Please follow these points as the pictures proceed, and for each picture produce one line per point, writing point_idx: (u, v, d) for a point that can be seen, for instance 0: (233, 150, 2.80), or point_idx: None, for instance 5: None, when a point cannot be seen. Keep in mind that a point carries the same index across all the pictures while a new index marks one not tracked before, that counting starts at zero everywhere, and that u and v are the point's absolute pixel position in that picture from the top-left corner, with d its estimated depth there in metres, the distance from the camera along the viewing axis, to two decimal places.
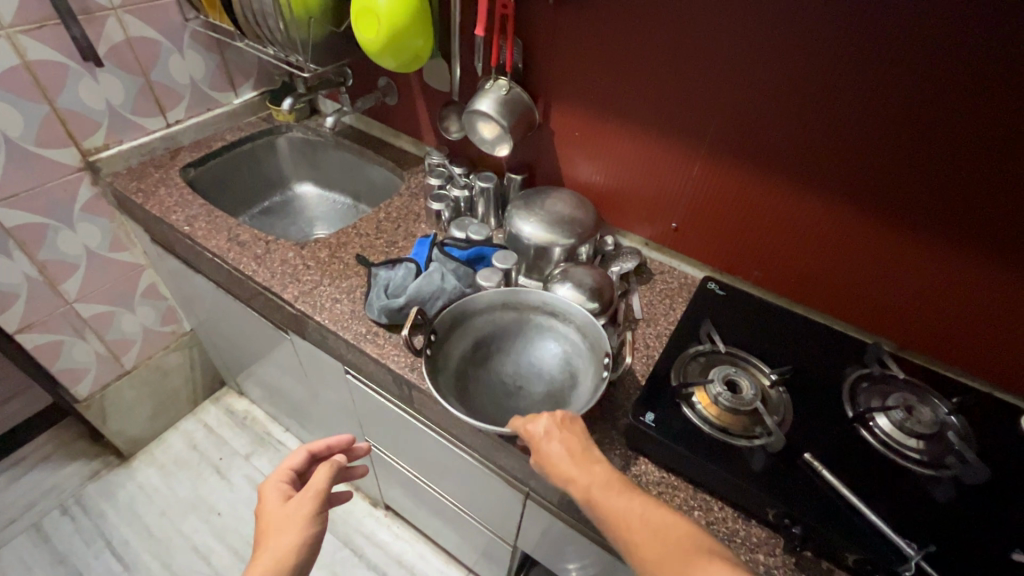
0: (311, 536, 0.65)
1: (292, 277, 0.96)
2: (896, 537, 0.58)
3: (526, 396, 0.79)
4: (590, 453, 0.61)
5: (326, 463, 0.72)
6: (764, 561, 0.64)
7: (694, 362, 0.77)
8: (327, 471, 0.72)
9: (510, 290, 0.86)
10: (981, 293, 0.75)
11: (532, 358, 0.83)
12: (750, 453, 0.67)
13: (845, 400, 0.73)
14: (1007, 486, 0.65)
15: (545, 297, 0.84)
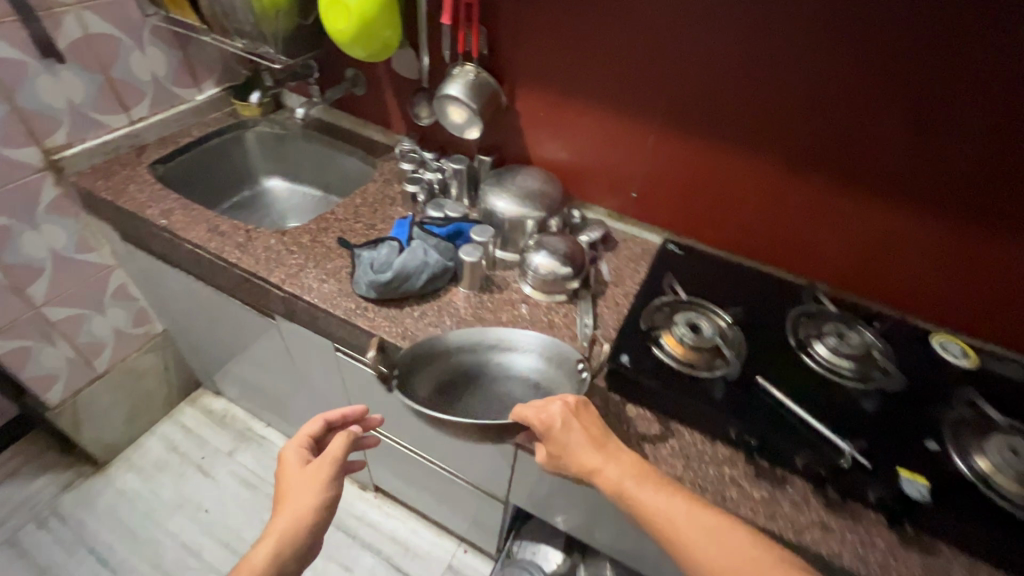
0: (326, 501, 0.70)
1: (277, 261, 0.99)
2: (835, 437, 0.69)
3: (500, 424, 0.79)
4: (607, 440, 0.69)
5: (343, 433, 0.75)
6: (730, 473, 0.73)
7: (660, 311, 0.86)
8: (343, 441, 0.74)
9: (471, 330, 0.87)
10: (892, 230, 0.88)
11: (502, 391, 0.84)
12: (712, 383, 0.77)
13: (788, 332, 0.84)
14: (922, 392, 0.77)
15: (505, 333, 0.87)
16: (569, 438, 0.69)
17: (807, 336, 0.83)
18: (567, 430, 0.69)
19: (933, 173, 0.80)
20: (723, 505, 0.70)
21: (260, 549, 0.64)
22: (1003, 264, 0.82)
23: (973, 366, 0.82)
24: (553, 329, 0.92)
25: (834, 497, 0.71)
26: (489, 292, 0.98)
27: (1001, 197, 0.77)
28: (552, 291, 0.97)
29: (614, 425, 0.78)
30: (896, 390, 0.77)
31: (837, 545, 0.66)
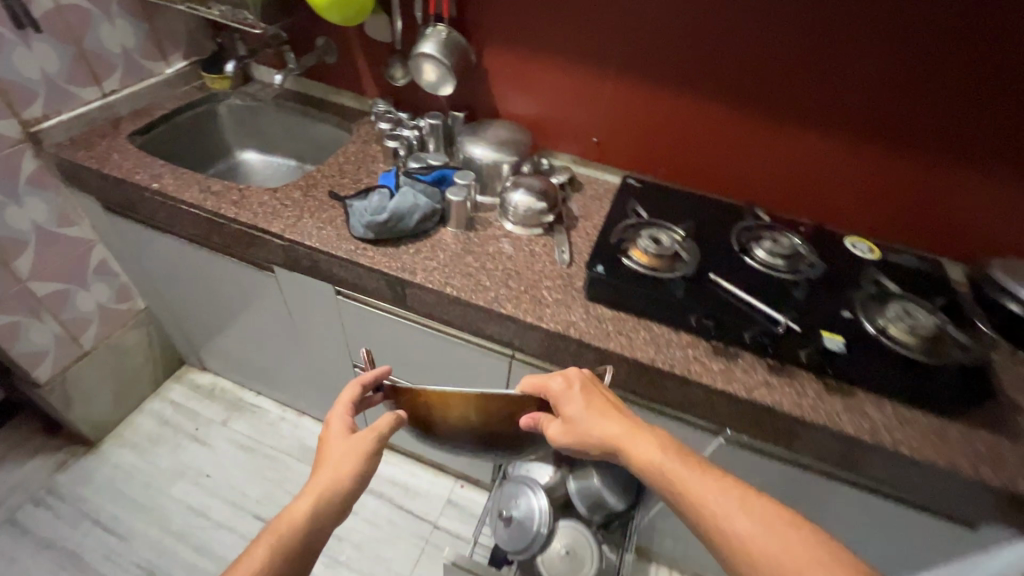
0: (363, 473, 0.70)
1: (274, 215, 1.06)
2: (773, 313, 0.86)
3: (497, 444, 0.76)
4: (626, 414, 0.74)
5: (392, 415, 0.73)
6: (694, 354, 0.88)
7: (627, 230, 1.00)
8: (391, 422, 0.73)
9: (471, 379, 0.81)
10: (813, 151, 1.05)
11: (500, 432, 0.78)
12: (673, 283, 0.91)
13: (732, 241, 1.00)
14: (837, 279, 0.95)
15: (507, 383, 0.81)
16: (581, 405, 0.72)
17: (747, 243, 1.00)
18: (579, 394, 0.73)
19: (841, 97, 0.97)
20: (688, 377, 0.85)
21: (301, 503, 0.66)
22: (897, 172, 1.01)
23: (877, 259, 1.01)
24: (535, 257, 1.04)
25: (774, 363, 0.87)
26: (473, 230, 1.09)
27: (895, 114, 0.95)
28: (531, 225, 1.09)
29: (595, 325, 0.92)
30: (818, 277, 0.94)
31: (778, 396, 0.83)
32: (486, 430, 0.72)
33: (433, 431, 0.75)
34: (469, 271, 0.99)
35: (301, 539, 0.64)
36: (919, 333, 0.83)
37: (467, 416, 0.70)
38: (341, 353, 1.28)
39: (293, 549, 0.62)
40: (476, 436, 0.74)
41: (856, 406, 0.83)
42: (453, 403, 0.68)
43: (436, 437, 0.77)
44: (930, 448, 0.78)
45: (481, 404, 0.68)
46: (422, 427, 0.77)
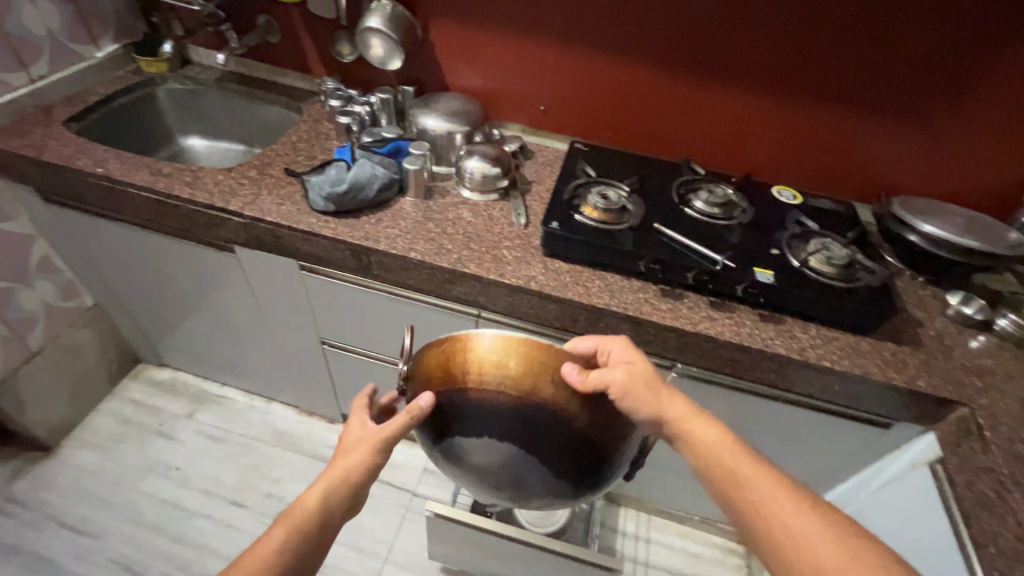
0: (373, 470, 0.71)
1: (231, 193, 1.07)
2: (711, 254, 0.95)
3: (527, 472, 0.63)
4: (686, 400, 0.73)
5: (406, 413, 0.65)
6: (644, 297, 0.97)
7: (577, 189, 1.07)
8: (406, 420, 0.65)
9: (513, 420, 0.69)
10: (739, 108, 1.15)
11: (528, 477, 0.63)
12: (622, 234, 0.99)
13: (673, 194, 1.09)
14: (766, 222, 1.06)
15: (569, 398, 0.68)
16: (644, 374, 0.71)
17: (686, 196, 1.09)
18: (637, 362, 0.73)
19: (758, 57, 1.07)
20: (640, 316, 0.94)
21: (313, 493, 0.68)
22: (817, 122, 1.12)
23: (800, 204, 1.12)
24: (493, 220, 1.09)
25: (715, 300, 0.98)
26: (432, 199, 1.13)
27: (804, 69, 1.07)
28: (488, 191, 1.14)
29: (554, 278, 0.98)
30: (749, 221, 1.05)
31: (719, 327, 0.93)
32: (532, 399, 0.61)
33: (467, 412, 0.62)
34: (431, 236, 1.04)
35: (315, 522, 0.67)
36: (835, 264, 0.95)
37: (510, 371, 0.61)
38: (307, 331, 1.29)
39: (303, 538, 0.66)
40: (518, 417, 0.61)
41: (786, 331, 0.94)
42: (493, 352, 0.62)
43: (471, 423, 0.63)
44: (847, 360, 0.91)
45: (526, 352, 0.61)
46: (451, 413, 0.64)
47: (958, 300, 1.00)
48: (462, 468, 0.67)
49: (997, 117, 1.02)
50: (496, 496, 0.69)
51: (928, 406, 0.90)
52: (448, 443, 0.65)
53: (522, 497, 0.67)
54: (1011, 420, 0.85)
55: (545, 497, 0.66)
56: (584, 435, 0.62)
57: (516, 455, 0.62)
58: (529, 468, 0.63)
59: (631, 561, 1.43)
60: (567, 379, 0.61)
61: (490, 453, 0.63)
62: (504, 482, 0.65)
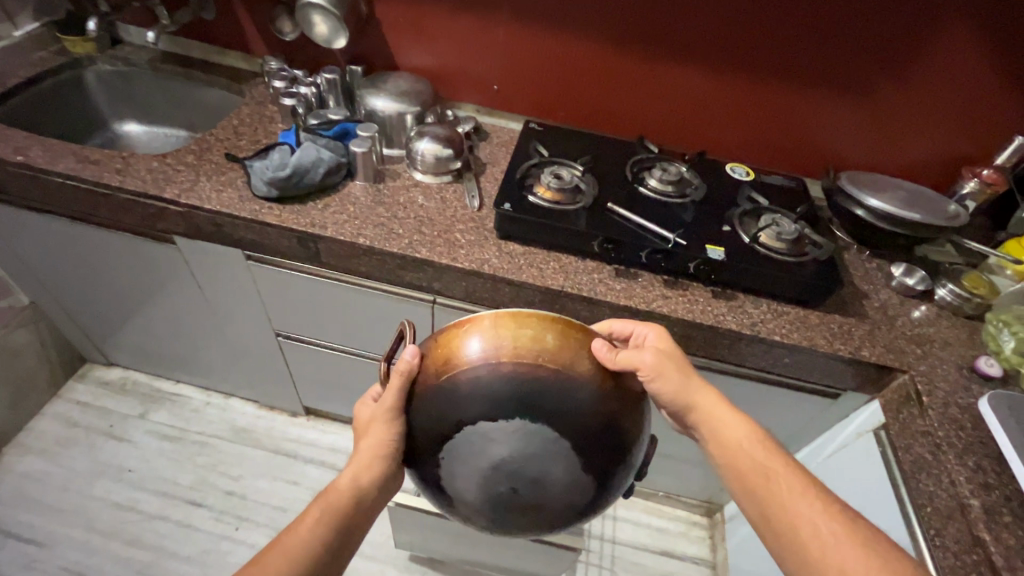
0: (393, 444, 0.70)
1: (167, 180, 1.01)
2: (664, 232, 0.95)
3: (547, 470, 0.60)
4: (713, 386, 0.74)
5: (399, 375, 0.68)
6: (599, 276, 0.97)
7: (531, 170, 1.05)
8: (399, 383, 0.68)
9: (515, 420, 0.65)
10: (692, 85, 1.14)
11: (545, 474, 0.60)
12: (576, 213, 0.98)
13: (628, 173, 1.09)
14: (719, 199, 1.07)
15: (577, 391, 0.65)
16: (677, 359, 0.72)
17: (641, 174, 1.09)
18: (656, 337, 0.74)
19: (707, 31, 1.07)
20: (595, 297, 0.93)
21: (344, 477, 0.72)
22: (770, 101, 1.13)
23: (752, 180, 1.13)
24: (447, 204, 1.07)
25: (670, 279, 0.98)
26: (383, 182, 1.09)
27: (753, 44, 1.07)
28: (441, 172, 1.11)
29: (508, 261, 0.97)
30: (702, 198, 1.06)
31: (673, 305, 0.94)
32: (569, 373, 0.62)
33: (498, 387, 0.61)
34: (381, 222, 1.01)
35: (348, 502, 0.72)
36: (785, 239, 0.97)
37: (546, 345, 0.63)
38: (260, 324, 1.25)
39: (341, 516, 0.71)
40: (551, 386, 0.61)
41: (738, 307, 0.95)
42: (528, 327, 0.64)
43: (500, 404, 0.61)
44: (796, 333, 0.93)
45: (562, 330, 0.65)
46: (477, 391, 0.62)
47: (902, 270, 1.03)
48: (476, 470, 0.61)
49: (939, 96, 1.05)
50: (505, 510, 0.62)
51: (873, 374, 0.93)
52: (467, 433, 0.61)
53: (538, 505, 0.62)
54: (947, 385, 0.88)
55: (564, 500, 0.62)
56: (614, 415, 0.63)
57: (545, 440, 0.60)
58: (557, 458, 0.60)
59: (598, 538, 1.45)
60: (601, 356, 0.65)
61: (517, 440, 0.60)
62: (524, 482, 0.60)
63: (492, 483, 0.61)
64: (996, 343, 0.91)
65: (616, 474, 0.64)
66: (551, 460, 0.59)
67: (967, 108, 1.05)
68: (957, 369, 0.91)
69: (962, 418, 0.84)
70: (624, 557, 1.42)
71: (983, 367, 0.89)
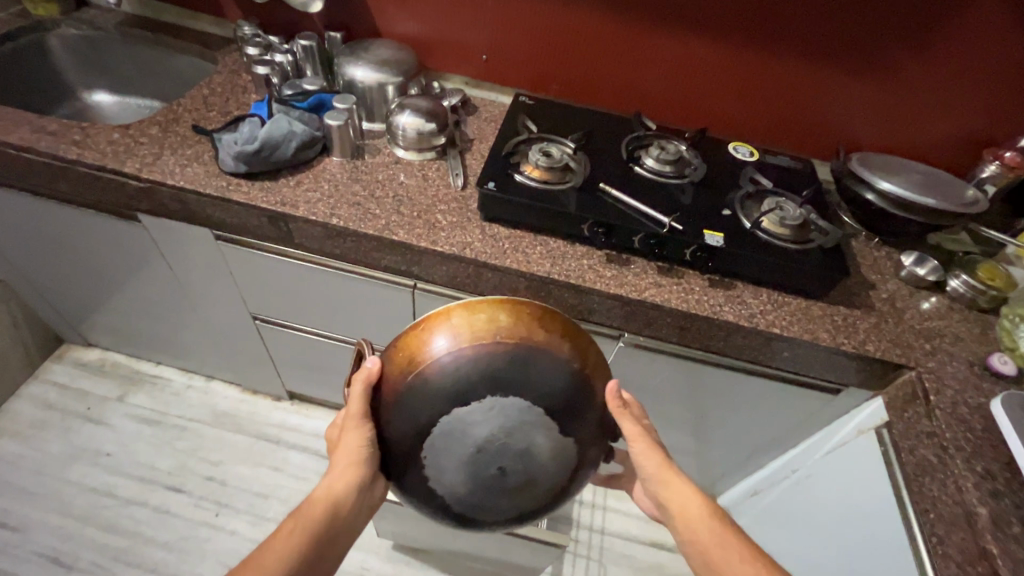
0: (367, 449, 0.70)
1: (127, 153, 0.94)
2: (658, 215, 0.89)
3: (528, 441, 0.64)
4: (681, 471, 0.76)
5: (362, 379, 0.69)
6: (588, 262, 0.91)
7: (519, 146, 0.98)
8: (363, 388, 0.69)
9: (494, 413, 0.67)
10: (690, 56, 1.07)
11: (527, 446, 0.64)
12: (566, 193, 0.92)
13: (623, 151, 1.02)
14: (718, 180, 1.00)
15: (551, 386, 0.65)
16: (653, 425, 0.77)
17: (637, 152, 1.02)
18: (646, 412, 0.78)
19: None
20: (583, 285, 0.88)
21: (320, 486, 0.72)
22: (774, 75, 1.05)
23: (756, 161, 1.06)
24: (428, 182, 1.00)
25: (664, 266, 0.92)
26: (361, 158, 1.02)
27: (757, 11, 0.98)
28: (423, 148, 1.05)
29: (492, 244, 0.91)
30: (701, 178, 0.99)
31: (666, 295, 0.88)
32: (528, 343, 0.65)
33: (466, 373, 0.63)
34: (357, 201, 0.94)
35: (327, 511, 0.71)
36: (789, 225, 0.90)
37: (501, 324, 0.66)
38: (236, 306, 1.19)
39: (317, 529, 0.71)
40: (519, 362, 0.64)
41: (736, 297, 0.89)
42: (481, 311, 0.67)
43: (472, 387, 0.63)
44: (797, 325, 0.87)
45: (513, 306, 0.67)
46: (447, 375, 0.64)
47: (912, 260, 0.96)
48: (461, 455, 0.64)
49: (946, 76, 0.98)
50: (496, 492, 0.65)
51: (877, 370, 0.87)
52: (445, 421, 0.64)
53: (527, 479, 0.66)
54: (957, 383, 0.83)
55: (549, 471, 0.66)
56: (582, 376, 0.66)
57: (520, 412, 0.63)
58: (536, 427, 0.64)
59: (587, 529, 1.42)
60: (556, 323, 0.67)
61: (496, 417, 0.63)
62: (510, 458, 0.64)
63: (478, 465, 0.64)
64: (1011, 339, 0.85)
65: (591, 447, 0.68)
66: (530, 430, 0.64)
67: (989, 82, 0.97)
68: (968, 366, 0.85)
69: (972, 419, 0.79)
70: (613, 548, 1.39)
71: (996, 364, 0.83)
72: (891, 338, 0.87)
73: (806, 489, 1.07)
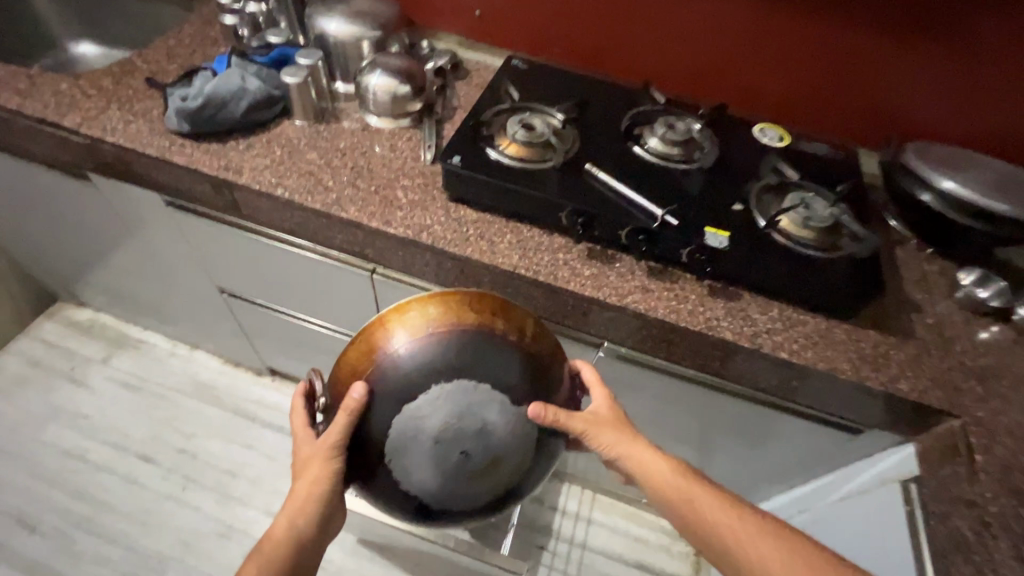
0: (333, 482, 0.69)
1: (71, 106, 0.87)
2: (649, 206, 0.74)
3: (482, 420, 0.63)
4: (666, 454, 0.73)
5: (343, 411, 0.65)
6: (564, 257, 0.77)
7: (498, 117, 0.84)
8: (347, 419, 0.65)
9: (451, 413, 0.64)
10: (711, 12, 0.90)
11: (484, 425, 0.63)
12: (545, 173, 0.78)
13: (622, 127, 0.86)
14: (734, 165, 0.83)
15: (494, 370, 0.65)
16: (610, 418, 0.73)
17: (639, 130, 0.86)
18: (602, 401, 0.75)
19: None
20: (554, 283, 0.74)
21: (282, 518, 0.69)
22: (812, 37, 0.87)
23: (785, 147, 0.88)
24: (396, 153, 0.88)
25: (656, 267, 0.77)
26: (325, 122, 0.91)
27: None
28: (398, 115, 0.92)
29: (455, 229, 0.78)
30: (712, 164, 0.83)
31: (653, 302, 0.73)
32: (461, 327, 0.67)
33: (409, 374, 0.64)
34: (311, 171, 0.83)
35: (291, 545, 0.69)
36: (814, 227, 0.74)
37: (432, 315, 0.67)
38: (203, 278, 1.14)
39: (281, 564, 0.69)
40: (458, 347, 0.65)
41: (739, 310, 0.74)
42: (411, 310, 0.68)
43: (419, 383, 0.64)
44: (812, 351, 0.71)
45: (442, 296, 0.69)
46: (394, 380, 0.65)
47: (972, 280, 0.78)
48: (422, 449, 0.63)
49: None
50: (466, 478, 0.65)
51: (911, 413, 0.71)
52: (402, 418, 0.64)
53: (492, 459, 0.64)
54: (1013, 441, 0.66)
55: (515, 446, 0.65)
56: (524, 348, 0.67)
57: (467, 393, 0.63)
58: (487, 403, 0.63)
59: (567, 542, 1.31)
60: (485, 304, 0.68)
61: (445, 406, 0.63)
62: (469, 441, 0.63)
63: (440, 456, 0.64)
64: None
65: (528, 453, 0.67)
66: (483, 406, 0.63)
67: None
68: None
69: None
70: (593, 565, 1.28)
71: None
72: (933, 377, 0.70)
73: (813, 535, 0.92)
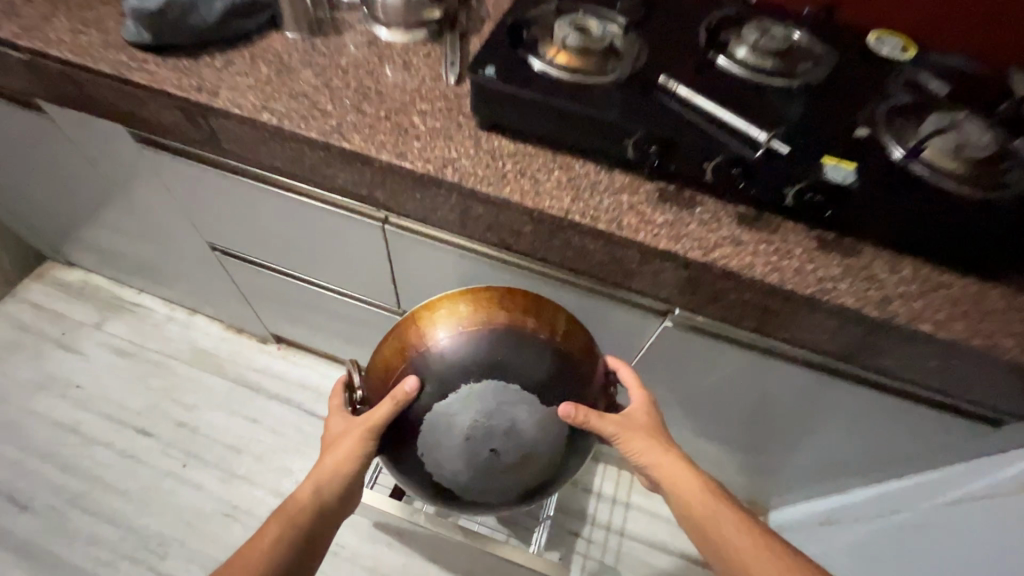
0: (367, 457, 0.65)
1: (9, 14, 0.70)
2: (748, 127, 0.56)
3: (514, 419, 0.59)
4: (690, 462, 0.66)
5: (391, 399, 0.61)
6: (628, 200, 0.60)
7: (542, 20, 0.65)
8: (391, 406, 0.61)
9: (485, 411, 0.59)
10: None
11: (515, 424, 0.59)
12: (605, 89, 0.59)
13: (701, 33, 0.66)
14: (852, 80, 0.64)
15: (527, 369, 0.60)
16: (643, 424, 0.67)
17: (724, 36, 0.66)
18: (637, 403, 0.69)
19: None
20: (617, 233, 0.57)
21: (308, 483, 0.65)
22: None
23: (912, 58, 0.67)
24: (410, 72, 0.70)
25: (748, 214, 0.60)
26: (321, 35, 0.73)
27: None
28: (412, 26, 0.74)
29: (487, 164, 0.61)
30: (821, 79, 0.63)
31: (747, 258, 0.56)
32: (491, 324, 0.63)
33: (441, 369, 0.61)
34: (304, 92, 0.66)
35: (311, 514, 0.64)
36: (969, 158, 0.55)
37: (462, 313, 0.65)
38: (191, 233, 0.99)
39: (300, 532, 0.63)
40: (490, 343, 0.61)
41: (860, 268, 0.57)
42: (442, 307, 0.65)
43: (450, 376, 0.61)
44: (961, 323, 0.54)
45: (473, 295, 0.66)
46: (427, 375, 0.62)
47: None
48: (453, 444, 0.59)
49: None
50: (498, 475, 0.60)
51: None
52: (433, 415, 0.60)
53: (523, 459, 0.60)
54: None
55: (548, 442, 0.60)
56: (555, 345, 0.63)
57: (498, 390, 0.59)
58: (518, 402, 0.59)
59: (603, 528, 1.18)
60: (517, 301, 0.65)
61: (473, 403, 0.59)
62: (500, 438, 0.59)
63: (469, 453, 0.59)
64: None
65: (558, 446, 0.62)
66: (515, 405, 0.59)
67: None
68: None
69: None
70: (632, 553, 1.16)
71: None
72: None
73: (904, 535, 0.79)
